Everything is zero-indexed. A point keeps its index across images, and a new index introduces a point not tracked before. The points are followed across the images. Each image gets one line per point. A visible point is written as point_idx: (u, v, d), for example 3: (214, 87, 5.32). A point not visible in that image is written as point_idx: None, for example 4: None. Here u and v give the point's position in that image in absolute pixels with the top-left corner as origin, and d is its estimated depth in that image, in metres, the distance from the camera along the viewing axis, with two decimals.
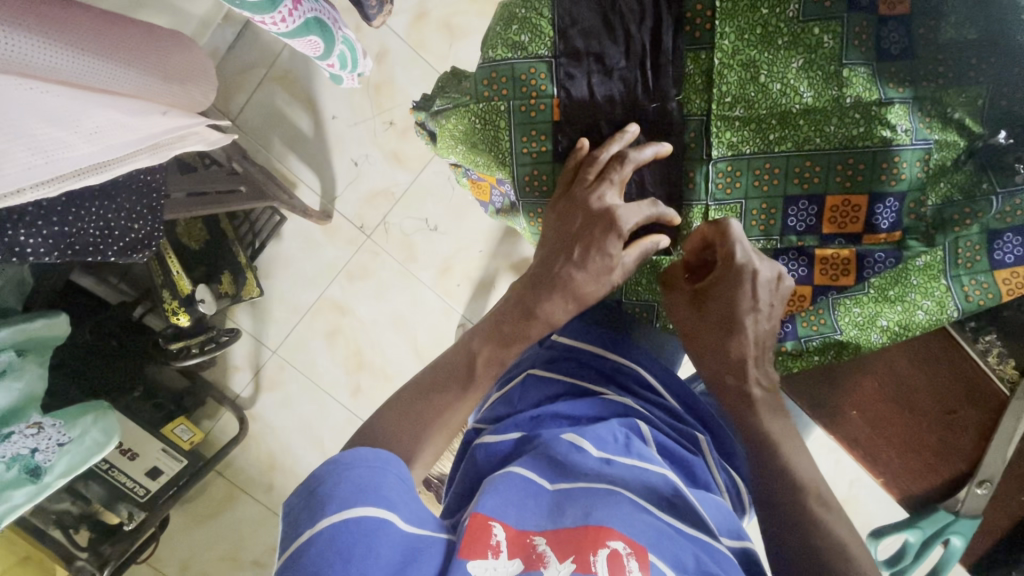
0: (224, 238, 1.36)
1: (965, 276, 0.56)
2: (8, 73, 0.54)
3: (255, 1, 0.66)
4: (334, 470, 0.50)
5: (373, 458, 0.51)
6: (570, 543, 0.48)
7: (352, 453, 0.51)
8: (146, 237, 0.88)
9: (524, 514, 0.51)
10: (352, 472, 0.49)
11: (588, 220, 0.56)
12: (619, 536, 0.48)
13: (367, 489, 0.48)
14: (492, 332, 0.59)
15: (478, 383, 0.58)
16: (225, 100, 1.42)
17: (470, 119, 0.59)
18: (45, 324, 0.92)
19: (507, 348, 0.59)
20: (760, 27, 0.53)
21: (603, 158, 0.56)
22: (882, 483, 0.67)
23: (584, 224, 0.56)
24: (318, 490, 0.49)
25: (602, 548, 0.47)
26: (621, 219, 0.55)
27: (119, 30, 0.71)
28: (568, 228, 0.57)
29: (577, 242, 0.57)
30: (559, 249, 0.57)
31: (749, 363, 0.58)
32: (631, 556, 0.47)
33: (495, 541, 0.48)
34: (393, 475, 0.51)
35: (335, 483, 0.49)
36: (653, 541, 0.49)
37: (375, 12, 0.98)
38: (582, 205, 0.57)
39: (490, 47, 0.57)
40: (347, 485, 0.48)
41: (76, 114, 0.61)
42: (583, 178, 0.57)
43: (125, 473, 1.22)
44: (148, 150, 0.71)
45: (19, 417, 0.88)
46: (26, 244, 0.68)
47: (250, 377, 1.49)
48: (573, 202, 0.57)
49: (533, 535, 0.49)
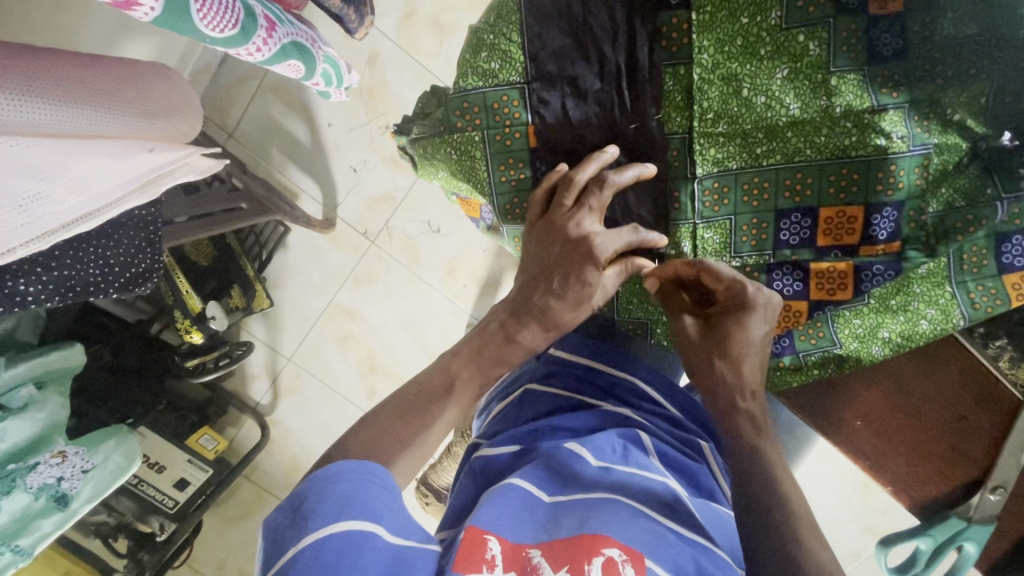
0: (230, 252, 1.37)
1: (971, 281, 0.54)
2: None
3: (228, 37, 0.63)
4: (317, 483, 0.48)
5: (358, 469, 0.49)
6: (566, 553, 0.48)
7: (336, 466, 0.49)
8: (147, 269, 0.89)
9: (521, 526, 0.51)
10: (336, 485, 0.47)
11: (567, 249, 0.55)
12: (615, 543, 0.48)
13: (352, 502, 0.46)
14: (471, 353, 0.59)
15: (463, 403, 0.58)
16: (223, 115, 1.43)
17: (447, 149, 0.59)
18: (61, 356, 0.91)
19: (489, 367, 0.58)
20: (741, 38, 0.50)
21: (581, 180, 0.54)
22: (891, 493, 0.65)
23: (562, 254, 0.55)
24: (301, 506, 0.46)
25: (597, 557, 0.47)
26: (600, 247, 0.54)
27: (98, 71, 0.69)
28: (547, 257, 0.56)
29: (557, 271, 0.56)
30: (540, 279, 0.57)
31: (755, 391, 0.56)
32: (627, 563, 0.47)
33: (490, 556, 0.47)
34: (379, 485, 0.49)
35: (319, 497, 0.46)
36: (650, 546, 0.49)
37: (357, 25, 0.95)
38: (560, 233, 0.56)
39: (461, 75, 0.57)
40: (331, 498, 0.46)
41: (60, 163, 0.60)
42: (562, 206, 0.55)
43: (153, 486, 1.26)
44: (138, 189, 0.73)
45: (44, 446, 0.88)
46: (26, 292, 0.68)
47: (268, 385, 1.53)
48: (552, 230, 0.56)
49: (529, 549, 0.49)
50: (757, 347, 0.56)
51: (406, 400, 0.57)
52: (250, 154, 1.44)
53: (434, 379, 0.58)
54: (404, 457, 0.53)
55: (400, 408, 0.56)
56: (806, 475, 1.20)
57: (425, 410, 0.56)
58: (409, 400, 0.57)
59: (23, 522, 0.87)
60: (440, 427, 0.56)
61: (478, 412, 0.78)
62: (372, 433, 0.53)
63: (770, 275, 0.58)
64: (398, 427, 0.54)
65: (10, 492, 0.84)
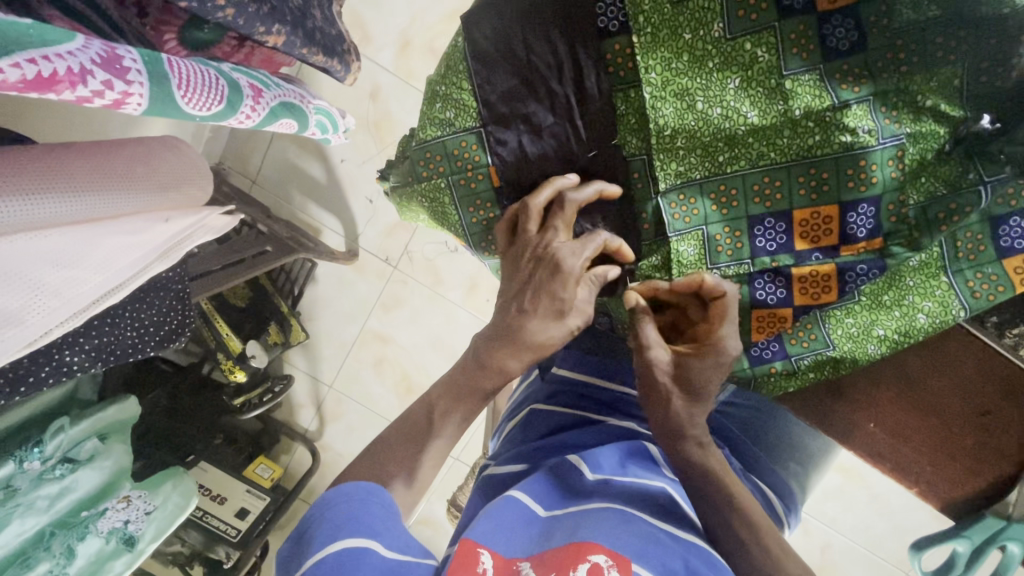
0: (263, 292, 1.45)
1: (968, 269, 0.50)
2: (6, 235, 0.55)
3: (215, 113, 0.64)
4: (319, 510, 0.51)
5: (355, 491, 0.52)
6: (554, 560, 0.46)
7: (335, 491, 0.52)
8: (179, 325, 0.95)
9: (513, 540, 0.49)
10: (334, 508, 0.50)
11: (536, 266, 0.54)
12: (601, 548, 0.45)
13: (346, 522, 0.49)
14: (456, 380, 0.60)
15: (450, 429, 0.60)
16: (243, 163, 1.51)
17: (418, 198, 0.63)
18: (117, 410, 0.96)
19: (472, 394, 0.59)
20: (687, 53, 0.51)
21: (540, 203, 0.55)
22: (918, 494, 0.61)
23: (532, 269, 0.55)
24: (306, 533, 0.50)
25: (583, 563, 0.44)
26: (562, 264, 0.53)
27: (115, 154, 0.72)
28: (519, 275, 0.55)
29: (528, 287, 0.54)
30: (505, 302, 0.57)
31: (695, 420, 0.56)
32: (613, 568, 0.44)
33: (482, 569, 0.46)
34: (375, 504, 0.51)
35: (319, 522, 0.50)
36: (638, 551, 0.46)
37: (343, 74, 0.90)
38: (529, 252, 0.55)
39: (422, 127, 0.60)
40: (330, 521, 0.49)
41: (84, 248, 0.63)
42: (526, 231, 0.56)
43: (217, 516, 1.30)
44: (159, 259, 0.74)
45: (110, 492, 0.96)
46: (72, 361, 0.73)
47: (314, 413, 1.61)
48: (519, 250, 0.56)
49: (522, 562, 0.47)
50: (709, 398, 0.56)
51: (398, 430, 0.59)
52: (272, 197, 1.52)
53: (424, 409, 0.60)
54: (401, 485, 0.56)
55: (392, 437, 0.59)
56: (828, 487, 1.32)
57: (414, 438, 0.58)
58: (400, 430, 0.59)
59: (98, 565, 0.91)
60: (432, 453, 0.58)
61: (495, 434, 0.80)
62: (368, 465, 0.56)
63: (752, 284, 0.56)
64: (391, 455, 0.57)
65: (84, 538, 0.89)
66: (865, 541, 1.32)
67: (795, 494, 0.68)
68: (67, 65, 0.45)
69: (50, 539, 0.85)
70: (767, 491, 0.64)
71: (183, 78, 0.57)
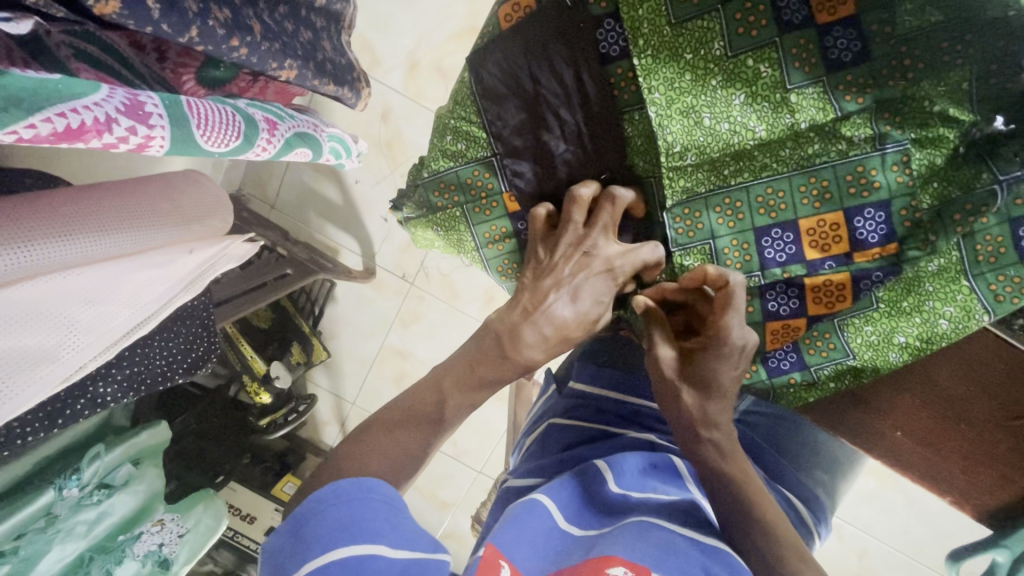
0: (286, 313, 1.48)
1: (989, 272, 0.49)
2: (37, 277, 0.57)
3: (234, 148, 0.65)
4: (315, 506, 0.48)
5: (356, 489, 0.49)
6: None
7: (333, 486, 0.49)
8: (205, 354, 0.95)
9: (533, 554, 0.49)
10: (334, 508, 0.48)
11: (580, 262, 0.55)
12: (619, 561, 0.45)
13: (349, 525, 0.47)
14: None
15: None
16: (263, 189, 1.55)
17: (433, 227, 0.67)
18: (149, 435, 0.97)
19: None
20: (690, 71, 0.51)
21: (588, 196, 0.55)
22: (950, 501, 0.60)
23: (576, 267, 0.55)
24: (303, 528, 0.47)
25: None
26: (610, 274, 0.55)
27: (137, 193, 0.73)
28: (563, 271, 0.55)
29: (569, 284, 0.55)
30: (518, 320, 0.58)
31: (716, 430, 0.55)
32: None
33: None
34: (378, 501, 0.49)
35: (318, 521, 0.47)
36: (657, 562, 0.45)
37: (354, 101, 0.91)
38: (574, 246, 0.55)
39: (434, 159, 0.63)
40: (330, 521, 0.47)
41: (110, 285, 0.64)
42: (571, 219, 0.55)
43: (248, 536, 1.33)
44: (185, 289, 0.74)
45: (145, 516, 0.97)
46: (105, 393, 0.75)
47: (338, 430, 1.65)
48: (562, 242, 0.56)
49: None
50: (727, 392, 0.55)
51: None
52: (291, 221, 1.56)
53: None
54: None
55: None
56: (860, 491, 1.28)
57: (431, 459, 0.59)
58: None
59: None
60: None
61: (515, 448, 0.80)
62: None
63: (764, 297, 0.56)
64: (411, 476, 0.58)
65: (121, 561, 0.91)
66: (902, 546, 1.28)
67: (822, 504, 0.67)
68: (93, 115, 0.46)
69: (89, 564, 0.87)
70: (795, 502, 0.62)
71: (201, 117, 0.58)
